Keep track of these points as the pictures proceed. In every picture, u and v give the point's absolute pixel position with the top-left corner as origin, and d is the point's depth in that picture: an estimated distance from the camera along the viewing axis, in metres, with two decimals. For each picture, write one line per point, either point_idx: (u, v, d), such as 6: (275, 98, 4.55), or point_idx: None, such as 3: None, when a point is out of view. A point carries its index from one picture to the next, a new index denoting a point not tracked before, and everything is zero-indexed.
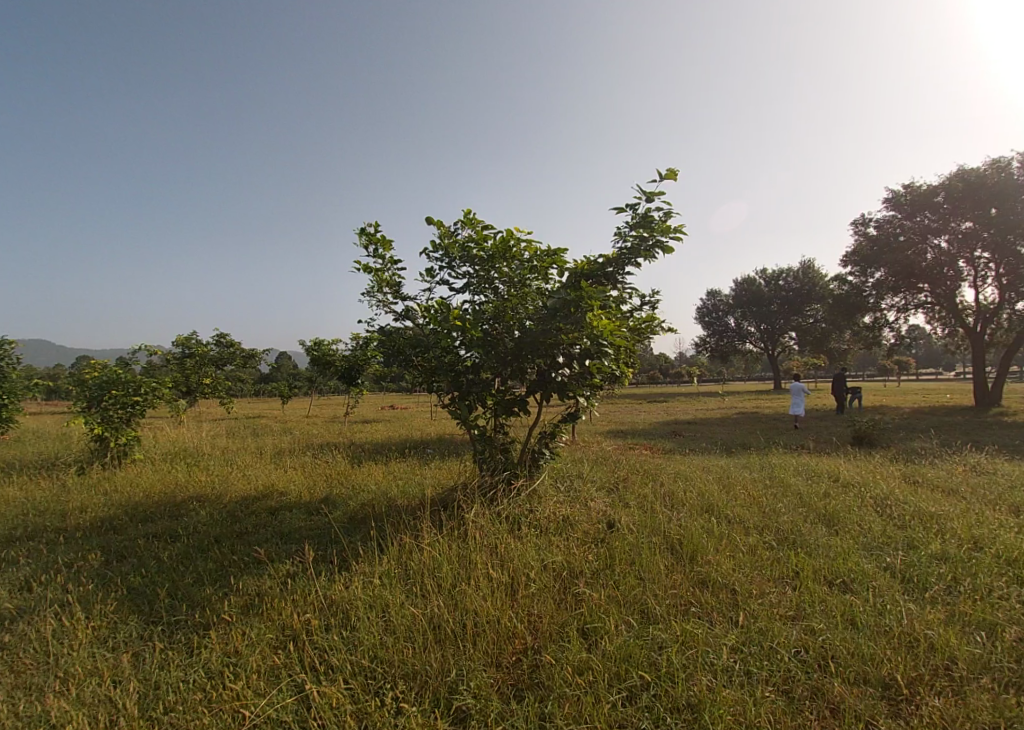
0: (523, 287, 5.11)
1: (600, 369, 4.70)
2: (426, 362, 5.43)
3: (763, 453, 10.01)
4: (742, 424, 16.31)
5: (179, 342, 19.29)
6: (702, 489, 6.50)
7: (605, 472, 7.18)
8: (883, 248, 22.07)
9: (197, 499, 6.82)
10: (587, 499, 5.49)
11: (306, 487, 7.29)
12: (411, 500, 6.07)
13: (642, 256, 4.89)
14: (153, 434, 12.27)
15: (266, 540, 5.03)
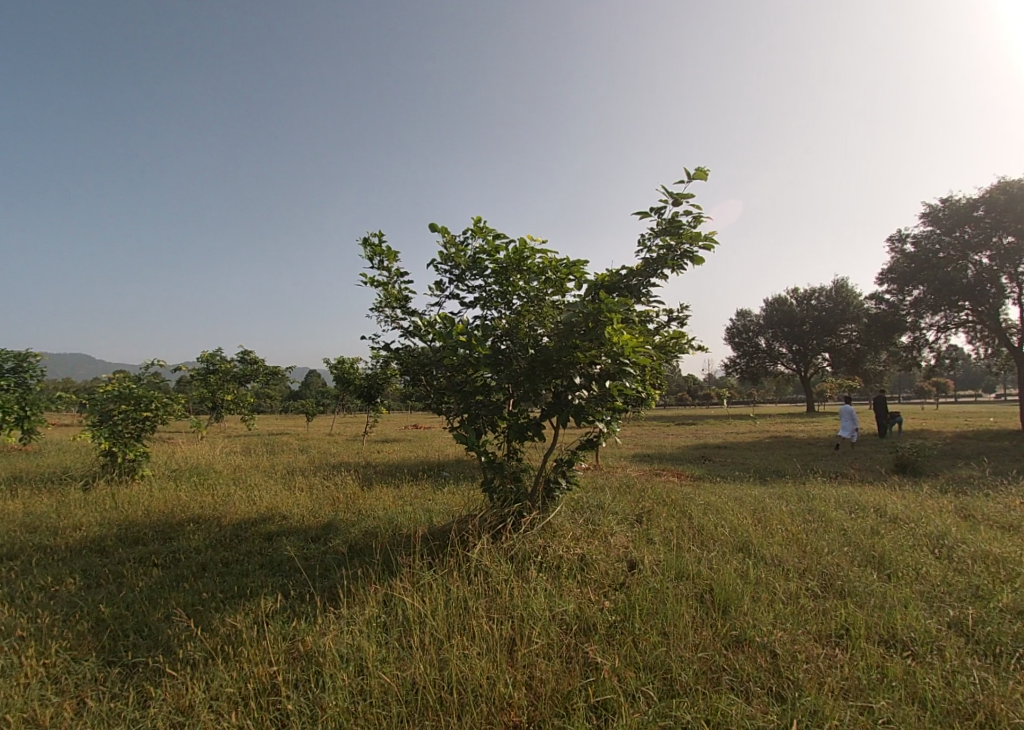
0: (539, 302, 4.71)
1: (622, 391, 4.25)
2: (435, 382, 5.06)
3: (800, 482, 9.33)
4: (775, 449, 15.50)
5: (202, 357, 19.41)
6: (734, 523, 5.94)
7: (627, 502, 6.67)
8: (921, 265, 21.16)
9: (195, 521, 6.53)
10: (606, 534, 5.00)
11: (310, 510, 6.94)
12: (416, 529, 5.67)
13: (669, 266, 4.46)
14: (168, 450, 12.16)
15: (255, 571, 4.68)
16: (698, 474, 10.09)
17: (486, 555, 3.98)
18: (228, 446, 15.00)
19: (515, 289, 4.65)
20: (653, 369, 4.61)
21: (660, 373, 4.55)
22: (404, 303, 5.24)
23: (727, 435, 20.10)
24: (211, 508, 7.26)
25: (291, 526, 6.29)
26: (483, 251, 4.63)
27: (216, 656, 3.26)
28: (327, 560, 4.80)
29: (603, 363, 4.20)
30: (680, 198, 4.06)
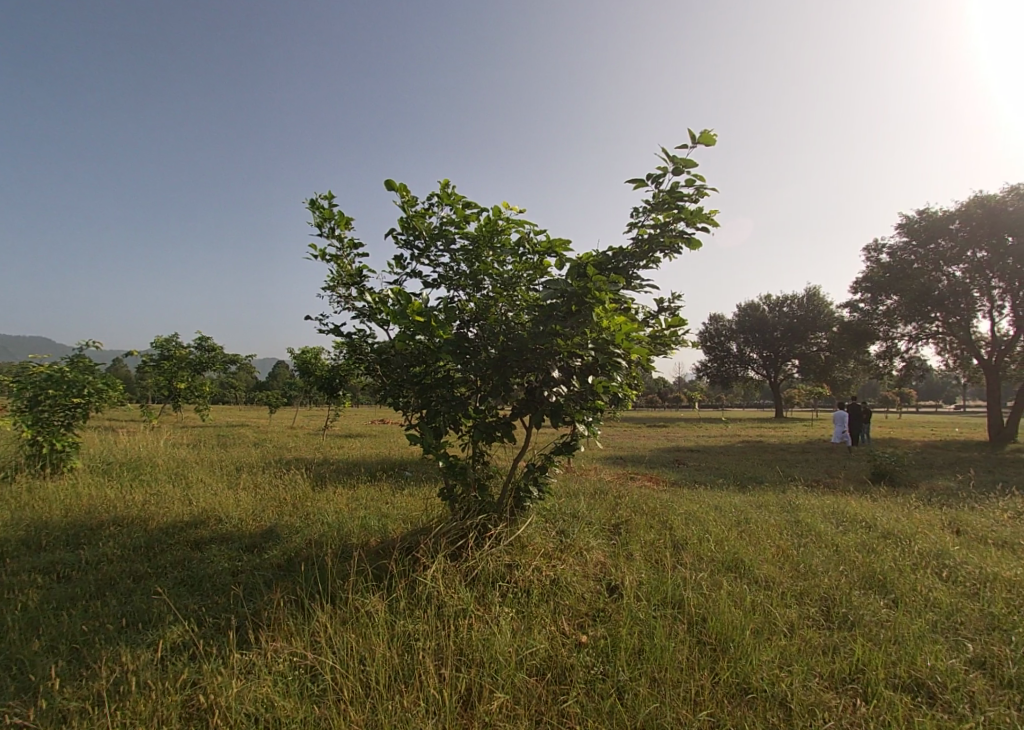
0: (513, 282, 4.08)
1: (607, 388, 3.65)
2: (390, 372, 4.37)
3: (781, 491, 8.92)
4: (750, 454, 15.20)
5: (157, 343, 18.20)
6: (720, 536, 5.43)
7: (605, 510, 6.13)
8: (895, 275, 21.23)
9: (117, 524, 5.73)
10: (583, 549, 4.44)
11: (252, 513, 6.20)
12: (369, 538, 5.03)
13: (665, 246, 3.86)
14: (107, 441, 11.14)
15: (173, 587, 3.98)
16: (677, 479, 9.61)
17: (444, 579, 3.37)
18: (178, 438, 14.03)
19: (487, 266, 3.99)
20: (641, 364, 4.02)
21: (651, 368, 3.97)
22: (358, 279, 4.52)
23: (700, 438, 19.87)
24: (141, 507, 6.47)
25: (228, 531, 5.57)
26: (451, 220, 3.96)
27: (97, 705, 2.60)
28: (261, 574, 4.13)
29: (586, 355, 3.59)
30: (685, 164, 3.44)
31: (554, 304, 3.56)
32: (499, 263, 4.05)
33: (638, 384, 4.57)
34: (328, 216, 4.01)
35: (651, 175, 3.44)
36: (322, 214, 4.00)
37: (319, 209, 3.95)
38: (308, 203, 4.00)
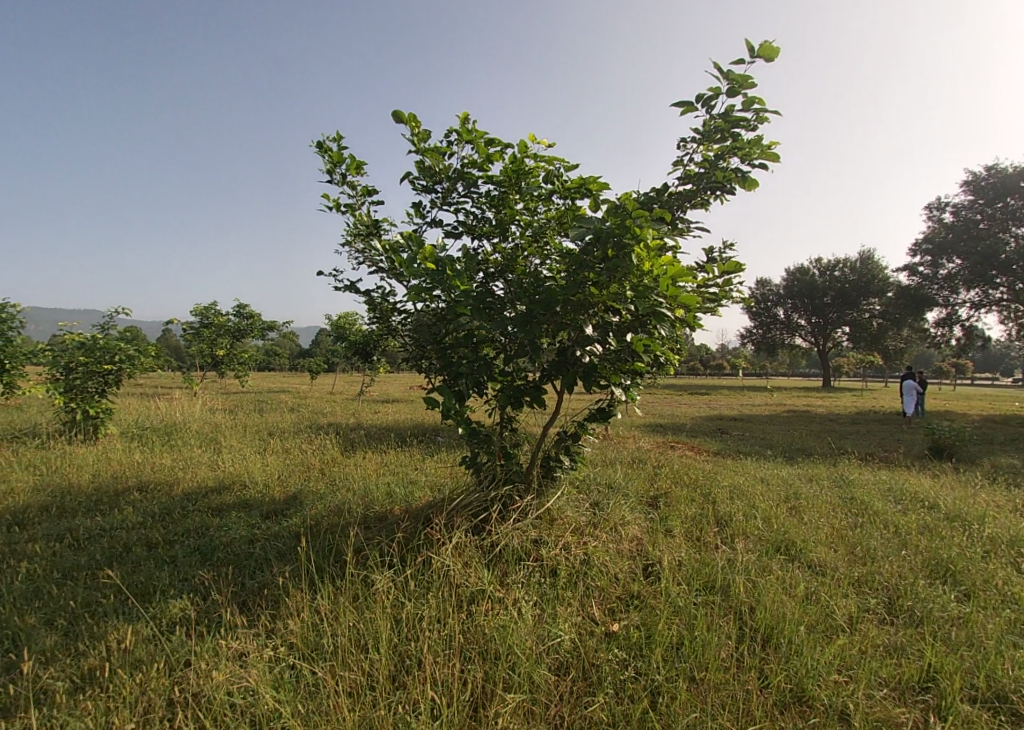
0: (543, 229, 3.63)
1: (647, 347, 3.20)
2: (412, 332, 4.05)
3: (831, 465, 8.36)
4: (796, 425, 14.52)
5: (196, 312, 18.50)
6: (767, 513, 5.01)
7: (642, 481, 5.77)
8: (960, 236, 19.67)
9: (144, 491, 5.71)
10: (619, 523, 4.12)
11: (277, 479, 6.09)
12: (392, 507, 4.82)
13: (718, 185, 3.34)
14: (147, 407, 11.36)
15: (188, 559, 3.86)
16: (718, 450, 9.14)
17: (465, 559, 3.10)
18: (217, 403, 14.27)
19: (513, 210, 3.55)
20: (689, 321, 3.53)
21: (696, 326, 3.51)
22: (374, 230, 4.14)
23: (742, 408, 19.17)
24: (170, 472, 6.46)
25: (252, 498, 5.47)
26: (472, 160, 3.52)
27: (92, 691, 2.46)
28: (278, 545, 3.96)
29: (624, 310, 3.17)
30: (741, 82, 2.90)
31: (587, 251, 3.11)
32: (527, 207, 3.62)
33: (681, 346, 4.13)
34: (337, 160, 3.62)
35: (699, 96, 2.93)
36: (330, 158, 3.62)
37: (327, 152, 3.57)
38: (315, 144, 3.62)
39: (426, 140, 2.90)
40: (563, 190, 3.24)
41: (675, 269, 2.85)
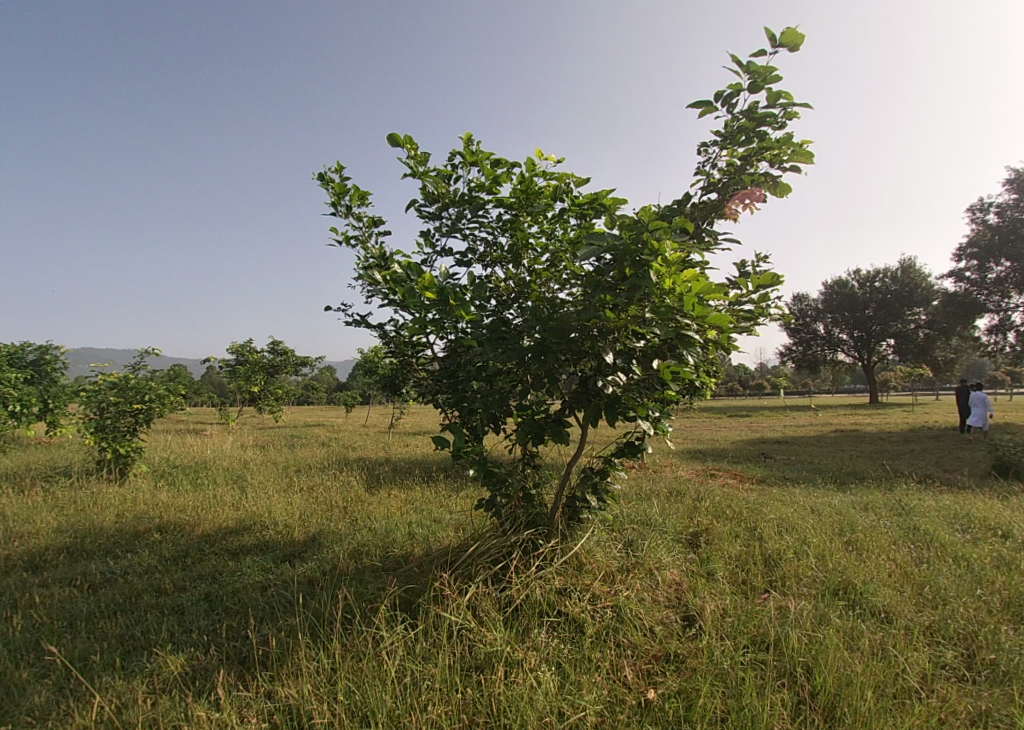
0: (557, 252, 3.41)
1: (676, 372, 2.90)
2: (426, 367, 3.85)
3: (887, 489, 7.76)
4: (844, 445, 13.75)
5: (232, 349, 18.92)
6: (818, 550, 4.60)
7: (679, 515, 5.40)
8: (1008, 240, 18.69)
9: (167, 533, 5.64)
10: (655, 568, 3.80)
11: (299, 518, 5.96)
12: (414, 549, 4.60)
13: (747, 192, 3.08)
14: (182, 444, 11.51)
15: (200, 610, 3.74)
16: (762, 476, 8.63)
17: (483, 616, 2.86)
18: (250, 439, 14.36)
19: (525, 232, 3.34)
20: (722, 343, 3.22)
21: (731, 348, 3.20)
22: (384, 263, 4.00)
23: (785, 428, 18.39)
24: (194, 511, 6.41)
25: (273, 539, 5.32)
26: (479, 183, 3.35)
27: None
28: (292, 593, 3.78)
29: (648, 334, 2.90)
30: (765, 77, 2.69)
31: (604, 270, 2.85)
32: (540, 229, 3.40)
33: (716, 370, 3.82)
34: (340, 191, 3.51)
35: (719, 95, 2.72)
36: (334, 190, 3.51)
37: (329, 183, 3.46)
38: (317, 176, 3.52)
39: (424, 163, 2.75)
40: (575, 208, 3.01)
41: (700, 286, 2.53)
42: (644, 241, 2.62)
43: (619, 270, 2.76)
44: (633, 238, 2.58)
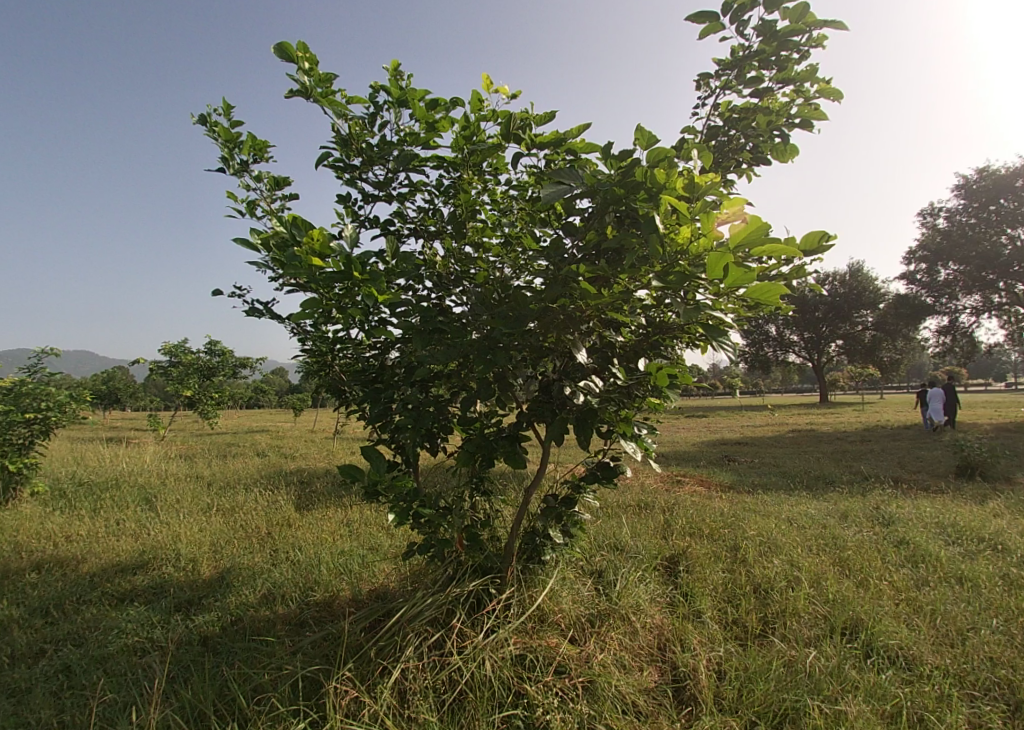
0: (515, 231, 2.64)
1: (668, 372, 2.17)
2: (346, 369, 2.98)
3: (862, 496, 7.40)
4: (805, 446, 13.58)
5: (166, 349, 17.40)
6: (813, 579, 4.06)
7: (653, 535, 4.76)
8: (955, 243, 19.10)
9: (42, 570, 4.61)
10: (633, 613, 3.13)
11: (212, 549, 5.03)
12: (341, 590, 3.78)
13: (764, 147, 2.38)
14: (95, 456, 10.19)
15: (50, 694, 2.84)
16: (732, 482, 8.16)
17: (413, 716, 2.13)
18: (179, 448, 13.02)
19: (471, 198, 2.58)
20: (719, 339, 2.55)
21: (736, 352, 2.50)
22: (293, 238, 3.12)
23: (745, 429, 18.24)
24: (86, 539, 5.36)
25: (172, 577, 4.37)
26: (412, 132, 2.55)
27: None
28: (175, 663, 2.92)
29: (631, 321, 2.18)
30: None
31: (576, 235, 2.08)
32: (491, 198, 2.65)
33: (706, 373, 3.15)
34: (230, 139, 2.69)
35: (728, 6, 2.07)
36: (221, 137, 2.69)
37: (213, 126, 2.64)
38: (199, 118, 2.69)
39: (327, 85, 1.97)
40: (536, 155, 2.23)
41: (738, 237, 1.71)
42: (645, 179, 1.88)
43: (599, 231, 2.04)
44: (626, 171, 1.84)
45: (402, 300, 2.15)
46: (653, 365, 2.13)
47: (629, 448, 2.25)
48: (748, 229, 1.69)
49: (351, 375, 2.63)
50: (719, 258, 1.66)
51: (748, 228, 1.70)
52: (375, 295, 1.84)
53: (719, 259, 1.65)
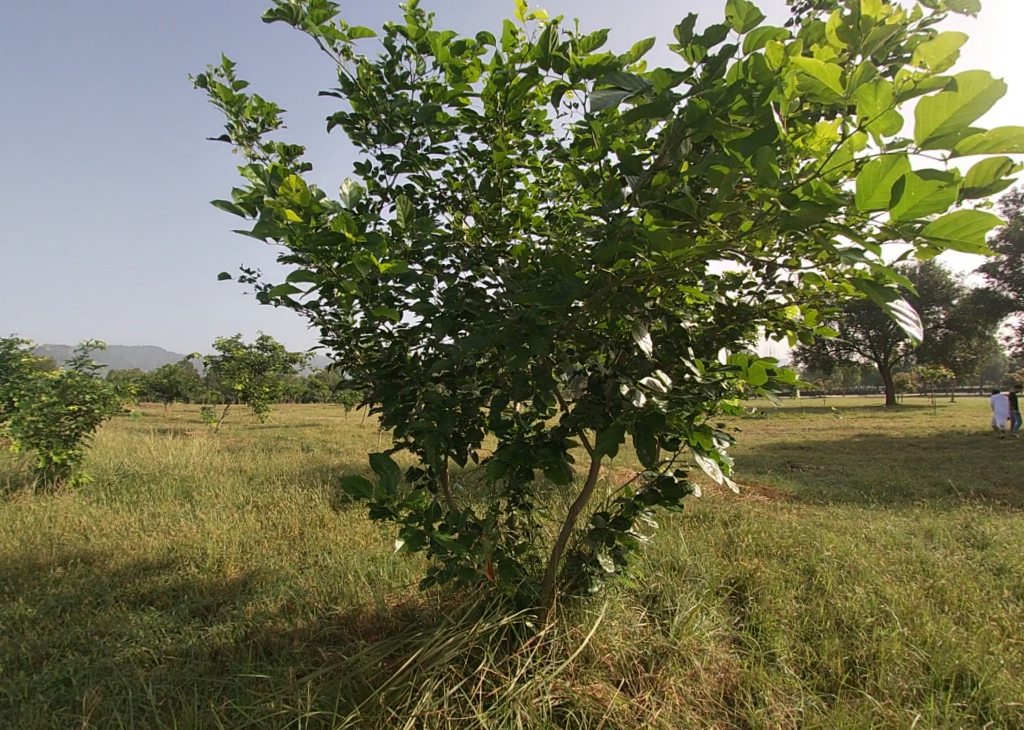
0: (561, 210, 2.23)
1: (757, 369, 1.69)
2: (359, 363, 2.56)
3: (947, 511, 6.63)
4: (873, 452, 12.59)
5: (218, 344, 17.82)
6: (903, 614, 3.50)
7: (713, 552, 4.25)
8: None
9: (70, 567, 4.52)
10: (694, 652, 2.67)
11: (240, 549, 4.84)
12: (365, 603, 3.46)
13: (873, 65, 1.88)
14: (143, 447, 10.37)
15: (47, 715, 2.63)
16: (795, 491, 7.51)
17: None
18: (226, 441, 13.20)
19: (506, 157, 2.14)
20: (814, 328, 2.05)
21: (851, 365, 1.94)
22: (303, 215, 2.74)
23: (804, 432, 17.22)
24: (118, 536, 5.27)
25: (196, 580, 4.19)
26: (438, 87, 2.17)
27: None
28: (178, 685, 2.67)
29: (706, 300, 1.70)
30: None
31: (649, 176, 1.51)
32: (530, 165, 2.24)
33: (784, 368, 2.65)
34: (233, 102, 2.37)
35: None
36: (223, 99, 2.37)
37: (214, 85, 2.32)
38: (198, 79, 2.38)
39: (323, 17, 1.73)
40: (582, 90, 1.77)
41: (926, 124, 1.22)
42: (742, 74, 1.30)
43: (673, 171, 1.53)
44: (716, 67, 1.32)
45: (416, 273, 1.73)
46: (740, 348, 1.70)
47: (706, 463, 1.64)
48: (958, 100, 1.16)
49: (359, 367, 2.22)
50: (881, 172, 1.12)
51: (958, 97, 1.16)
52: (372, 261, 1.44)
53: (878, 170, 1.12)
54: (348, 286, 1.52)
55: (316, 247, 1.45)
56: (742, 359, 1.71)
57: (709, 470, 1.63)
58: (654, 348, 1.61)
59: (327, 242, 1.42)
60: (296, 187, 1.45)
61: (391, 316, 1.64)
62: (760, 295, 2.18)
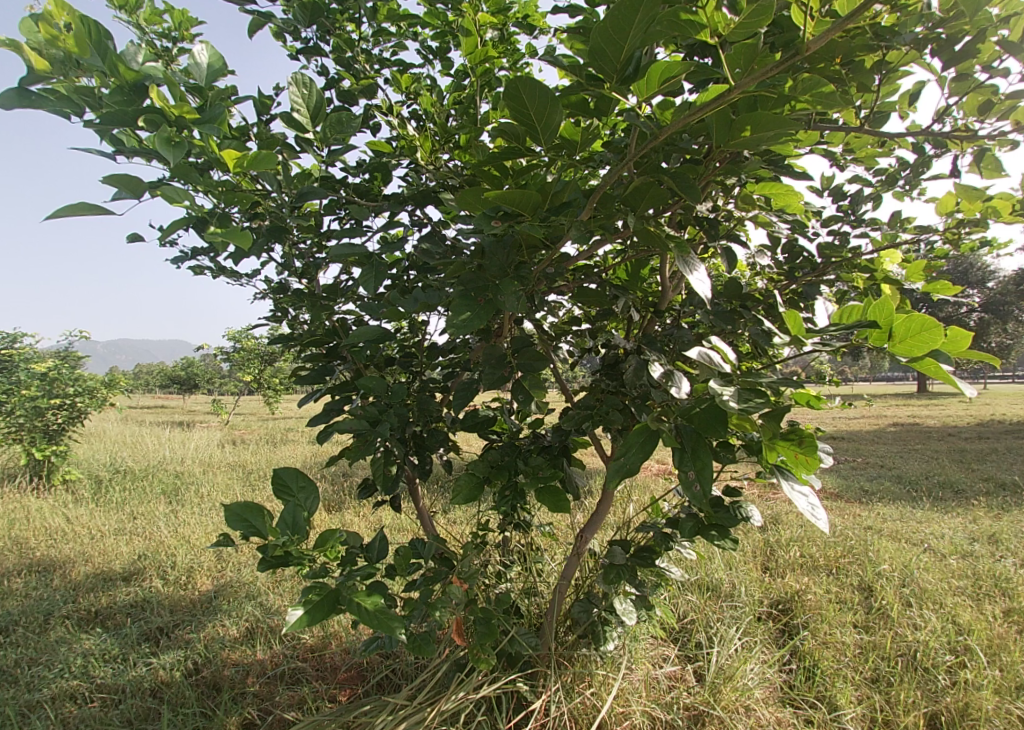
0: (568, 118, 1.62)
1: (908, 322, 1.01)
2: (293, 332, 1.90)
3: (1012, 513, 5.86)
4: (914, 444, 11.69)
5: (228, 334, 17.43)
6: (990, 651, 2.84)
7: (750, 566, 3.62)
8: None
9: (23, 578, 4.05)
10: (737, 715, 2.06)
11: (215, 556, 4.34)
12: (338, 631, 2.91)
13: None
14: (141, 439, 9.94)
15: None
16: (836, 490, 6.78)
17: None
18: (230, 434, 12.76)
19: (482, 46, 1.50)
20: (942, 280, 1.41)
21: (996, 370, 1.32)
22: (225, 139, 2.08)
23: (835, 422, 16.32)
24: (86, 541, 4.80)
25: (157, 594, 3.69)
26: None
27: None
28: None
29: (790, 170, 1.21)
30: None
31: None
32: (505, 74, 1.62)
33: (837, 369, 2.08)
34: None
35: None
36: None
37: None
38: None
39: None
40: None
41: None
42: None
43: None
44: None
45: (316, 188, 1.18)
46: (884, 293, 1.06)
47: (802, 500, 1.01)
48: None
49: (286, 344, 1.64)
50: None
51: None
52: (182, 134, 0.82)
53: None
54: (166, 193, 0.90)
55: (111, 126, 0.92)
56: (885, 313, 1.07)
57: (804, 511, 1.01)
58: (711, 295, 0.96)
59: (121, 111, 0.89)
60: (67, 27, 0.93)
61: (244, 247, 0.92)
62: (846, 236, 1.58)
